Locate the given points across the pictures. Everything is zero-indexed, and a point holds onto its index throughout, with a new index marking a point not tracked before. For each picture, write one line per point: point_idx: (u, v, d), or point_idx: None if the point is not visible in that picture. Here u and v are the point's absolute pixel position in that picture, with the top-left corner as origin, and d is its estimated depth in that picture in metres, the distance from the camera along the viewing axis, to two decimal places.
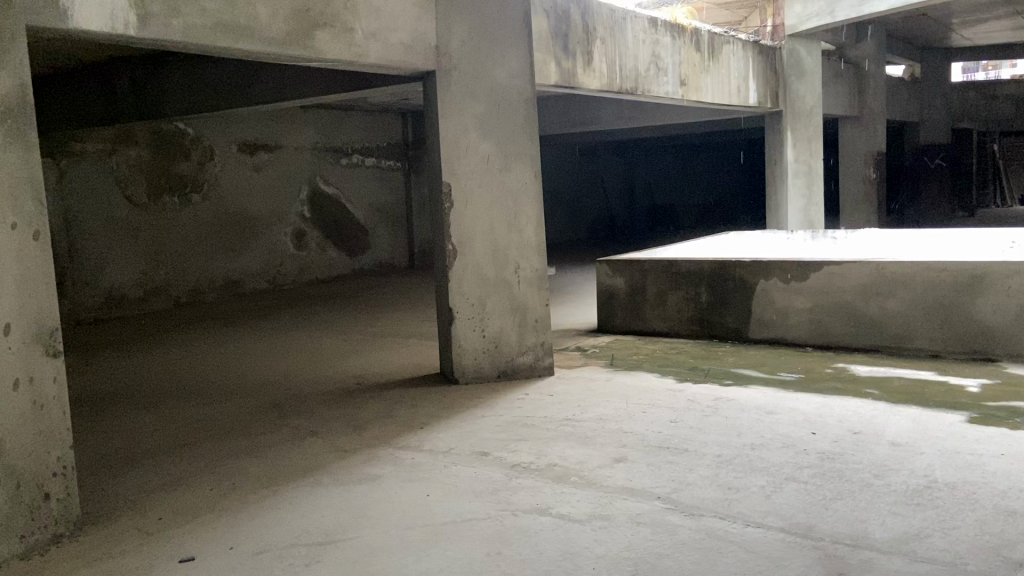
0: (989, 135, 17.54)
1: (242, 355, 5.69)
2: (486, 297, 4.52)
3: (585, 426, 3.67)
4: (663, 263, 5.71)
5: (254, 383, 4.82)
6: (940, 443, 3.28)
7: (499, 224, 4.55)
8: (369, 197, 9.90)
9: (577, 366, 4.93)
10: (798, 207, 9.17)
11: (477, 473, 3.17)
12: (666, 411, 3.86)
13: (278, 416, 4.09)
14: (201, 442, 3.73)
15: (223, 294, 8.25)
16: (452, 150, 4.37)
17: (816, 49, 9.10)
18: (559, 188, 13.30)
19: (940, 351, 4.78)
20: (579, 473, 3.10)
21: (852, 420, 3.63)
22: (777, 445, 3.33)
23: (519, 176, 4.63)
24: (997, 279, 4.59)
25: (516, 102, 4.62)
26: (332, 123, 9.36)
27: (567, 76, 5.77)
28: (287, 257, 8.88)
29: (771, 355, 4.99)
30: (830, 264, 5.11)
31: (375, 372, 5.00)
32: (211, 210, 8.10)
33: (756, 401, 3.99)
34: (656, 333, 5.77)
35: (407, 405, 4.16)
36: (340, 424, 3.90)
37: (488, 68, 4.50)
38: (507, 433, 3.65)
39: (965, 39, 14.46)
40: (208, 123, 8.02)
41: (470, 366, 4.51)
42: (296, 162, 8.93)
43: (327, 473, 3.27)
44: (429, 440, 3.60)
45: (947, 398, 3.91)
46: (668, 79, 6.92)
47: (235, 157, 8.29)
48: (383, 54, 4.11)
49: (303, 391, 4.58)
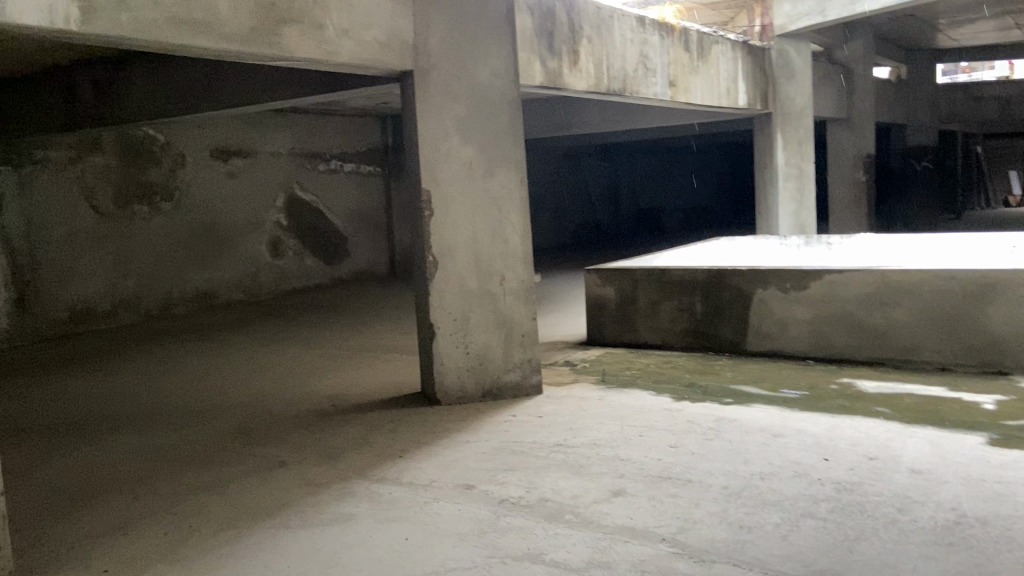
0: (974, 137, 17.45)
1: (212, 373, 5.35)
2: (469, 312, 4.24)
3: (577, 454, 3.39)
4: (655, 272, 5.45)
5: (223, 405, 4.50)
6: (965, 470, 3.02)
7: (482, 234, 4.27)
8: (349, 203, 9.57)
9: (567, 383, 4.64)
10: (790, 210, 8.94)
11: (462, 511, 2.88)
12: (665, 434, 3.60)
13: (246, 444, 3.78)
14: (161, 476, 3.41)
15: (196, 307, 7.90)
16: (432, 155, 4.09)
17: (806, 48, 8.87)
18: (542, 192, 13.05)
19: (949, 363, 4.54)
20: (573, 510, 2.82)
21: (866, 443, 3.37)
22: (788, 474, 3.06)
23: (504, 182, 4.34)
24: (1008, 287, 4.36)
25: (500, 102, 4.32)
26: (310, 128, 9.04)
27: (553, 77, 5.50)
28: (263, 267, 8.54)
29: (771, 369, 4.73)
30: (831, 273, 4.86)
31: (352, 391, 4.70)
32: (182, 219, 7.76)
33: (761, 421, 3.73)
34: (648, 345, 5.51)
35: (386, 430, 3.85)
36: (313, 453, 3.60)
37: (470, 68, 4.21)
38: (493, 461, 3.36)
39: (951, 40, 14.36)
40: (179, 128, 7.68)
41: (452, 384, 4.23)
42: (272, 169, 8.60)
43: (297, 511, 2.96)
44: (409, 472, 3.30)
45: (964, 417, 3.66)
46: (656, 80, 6.67)
47: (208, 164, 7.96)
48: (356, 53, 3.81)
49: (275, 414, 4.27)
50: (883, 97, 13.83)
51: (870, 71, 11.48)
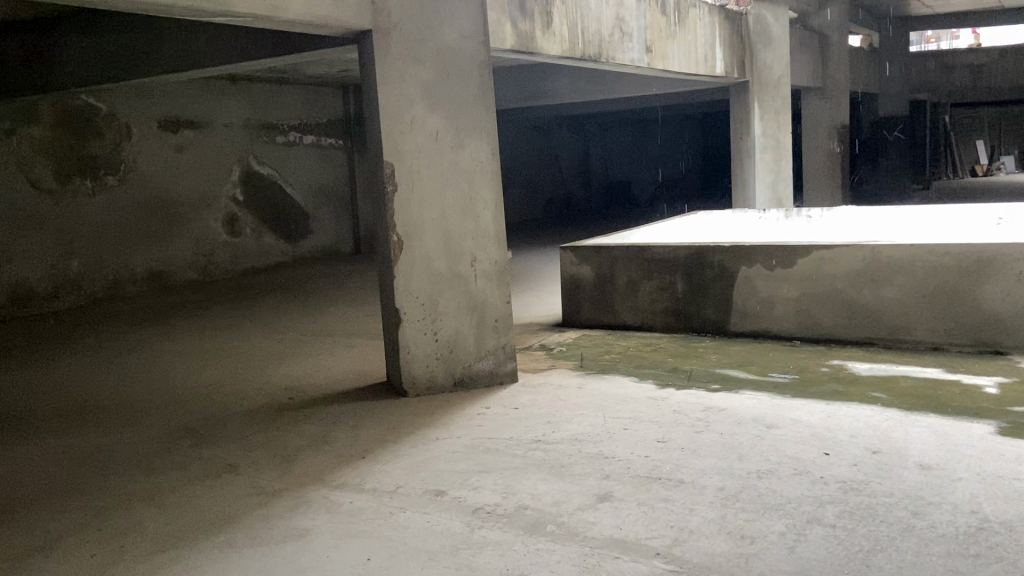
0: (943, 107, 17.42)
1: (160, 362, 4.98)
2: (438, 295, 3.92)
3: (557, 452, 3.10)
4: (634, 249, 5.16)
5: (170, 399, 4.15)
6: (979, 465, 2.78)
7: (451, 210, 3.93)
8: (309, 177, 9.13)
9: (543, 370, 4.34)
10: (767, 181, 8.68)
11: (433, 523, 2.58)
12: (651, 427, 3.32)
13: (190, 445, 3.45)
14: (93, 485, 3.06)
15: (147, 288, 7.47)
16: (394, 125, 3.73)
17: (783, 14, 8.57)
18: (511, 165, 12.70)
19: (943, 343, 4.32)
20: (556, 519, 2.54)
21: (867, 434, 3.13)
22: (788, 472, 2.80)
23: (473, 154, 4.00)
24: (1007, 262, 4.14)
25: (468, 67, 3.96)
26: (265, 98, 8.57)
27: (524, 41, 5.13)
28: (219, 244, 8.10)
29: (758, 352, 4.48)
30: (819, 249, 4.61)
31: (309, 382, 4.36)
32: (129, 195, 7.30)
33: (752, 411, 3.47)
34: (626, 327, 5.24)
35: (346, 427, 3.53)
36: (265, 454, 3.28)
37: (434, 28, 3.84)
38: (466, 462, 3.06)
39: (924, 8, 14.18)
40: (123, 97, 7.21)
41: (421, 374, 3.92)
42: (226, 141, 8.14)
43: (245, 526, 2.64)
44: (373, 476, 2.99)
45: (968, 403, 3.43)
46: (632, 45, 6.33)
47: (156, 135, 7.49)
48: (306, 7, 3.43)
49: (225, 409, 3.93)
50: (857, 65, 13.63)
51: (845, 38, 11.26)
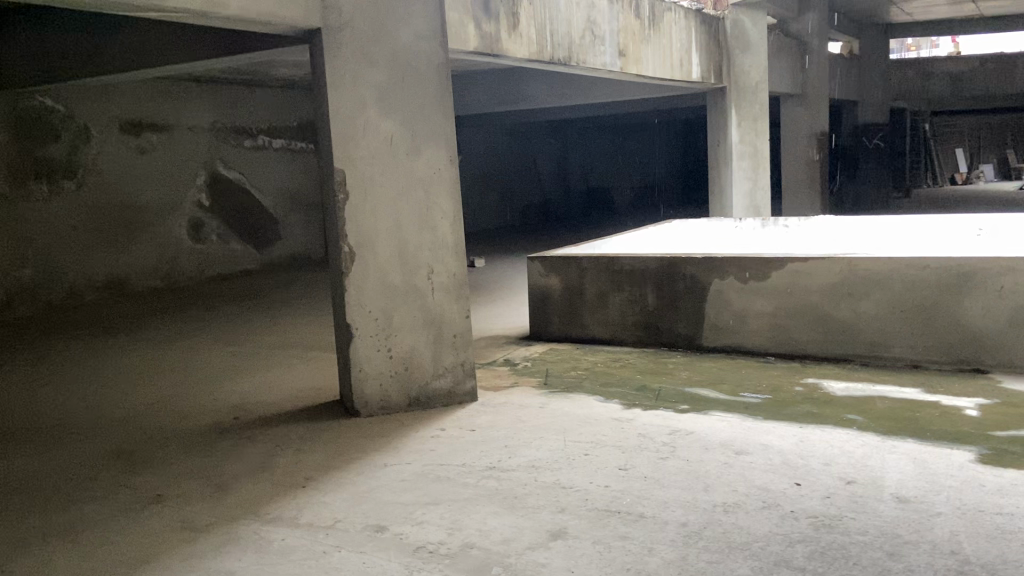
0: (924, 116, 17.38)
1: (107, 377, 4.72)
2: (393, 309, 3.71)
3: (511, 481, 2.89)
4: (603, 259, 4.97)
5: (107, 419, 3.91)
6: (960, 499, 2.59)
7: (407, 221, 3.72)
8: (278, 182, 8.86)
9: (506, 388, 4.13)
10: (744, 189, 8.52)
11: (367, 565, 2.35)
12: (613, 452, 3.12)
13: (119, 472, 3.20)
14: (8, 517, 2.82)
15: (106, 296, 7.18)
16: (345, 130, 3.52)
17: (761, 19, 8.42)
18: (487, 170, 12.51)
19: (921, 361, 4.15)
20: (502, 561, 2.33)
21: (841, 462, 2.95)
22: (756, 506, 2.61)
23: (431, 161, 3.79)
24: (987, 278, 3.98)
25: (425, 69, 3.75)
26: (232, 101, 8.31)
27: (489, 43, 4.93)
28: (184, 251, 7.82)
29: (730, 369, 4.29)
30: (794, 260, 4.44)
31: (258, 400, 4.13)
32: (88, 199, 7.02)
33: (720, 434, 3.28)
34: (595, 340, 5.04)
35: (289, 452, 3.31)
36: (198, 482, 3.04)
37: (389, 27, 3.63)
38: (414, 492, 2.85)
39: (904, 15, 14.13)
40: (81, 99, 6.94)
41: (373, 393, 3.70)
42: (191, 144, 7.88)
43: (162, 568, 2.41)
44: (310, 509, 2.76)
45: (947, 427, 3.26)
46: (605, 48, 6.15)
47: (117, 138, 7.22)
48: (248, 3, 3.20)
49: (165, 431, 3.69)
50: (838, 73, 13.56)
51: (824, 45, 11.16)
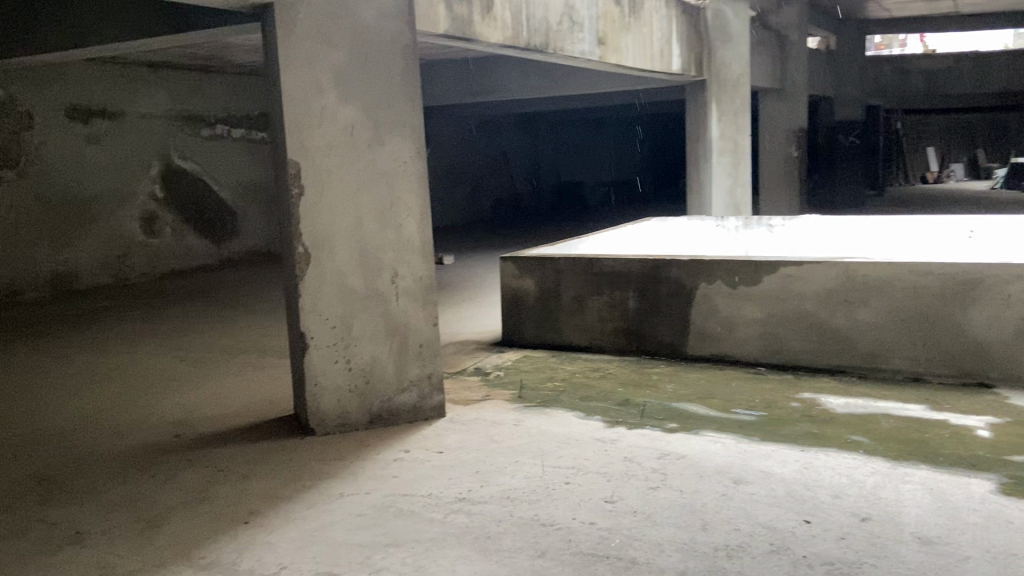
0: (896, 114, 17.35)
1: (35, 388, 4.28)
2: (351, 317, 3.34)
3: (483, 516, 2.55)
4: (582, 261, 4.66)
5: (30, 438, 3.48)
6: (988, 540, 2.30)
7: (369, 219, 3.35)
8: (237, 174, 8.38)
9: (477, 402, 3.78)
10: (724, 186, 8.24)
11: None
12: (598, 481, 2.79)
13: (36, 502, 2.81)
14: None
15: (49, 293, 6.69)
16: (300, 118, 3.14)
17: (743, 10, 8.14)
18: (456, 162, 12.13)
19: (924, 374, 3.88)
20: None
21: (852, 494, 2.64)
22: (762, 549, 2.30)
23: (396, 154, 3.42)
24: (995, 285, 3.72)
25: (390, 53, 3.38)
26: (189, 88, 7.83)
27: (460, 27, 4.57)
28: (134, 246, 7.35)
29: (719, 380, 3.99)
30: (788, 265, 4.15)
31: (203, 415, 3.74)
32: (30, 189, 6.53)
33: (716, 459, 2.97)
34: (572, 347, 4.72)
35: (233, 479, 2.93)
36: (125, 517, 2.66)
37: (350, 5, 3.25)
38: (372, 530, 2.50)
39: (881, 12, 13.98)
40: (23, 82, 6.45)
41: (331, 410, 3.33)
42: (144, 133, 7.40)
43: None
44: (253, 551, 2.40)
45: (961, 451, 2.98)
46: (583, 36, 5.81)
47: (61, 125, 6.74)
48: None
49: (94, 452, 3.29)
50: (817, 68, 13.37)
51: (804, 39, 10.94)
